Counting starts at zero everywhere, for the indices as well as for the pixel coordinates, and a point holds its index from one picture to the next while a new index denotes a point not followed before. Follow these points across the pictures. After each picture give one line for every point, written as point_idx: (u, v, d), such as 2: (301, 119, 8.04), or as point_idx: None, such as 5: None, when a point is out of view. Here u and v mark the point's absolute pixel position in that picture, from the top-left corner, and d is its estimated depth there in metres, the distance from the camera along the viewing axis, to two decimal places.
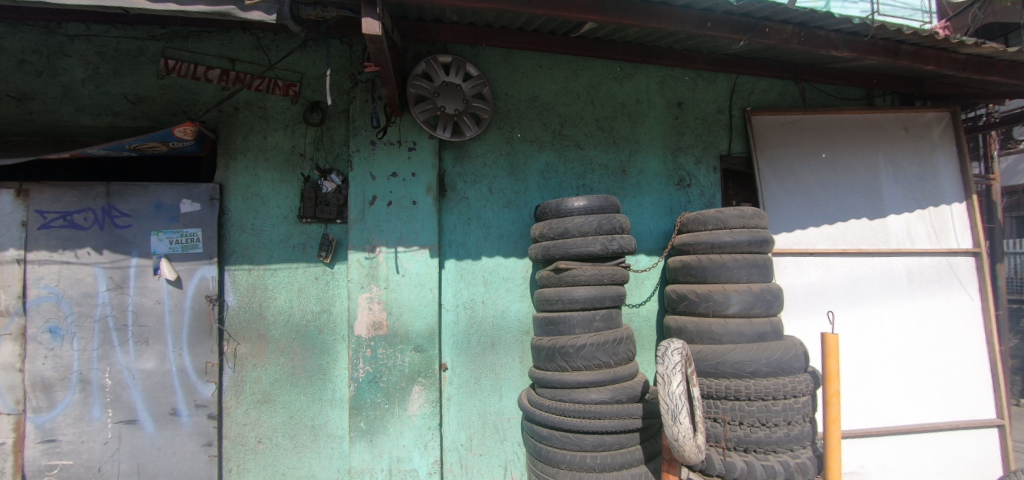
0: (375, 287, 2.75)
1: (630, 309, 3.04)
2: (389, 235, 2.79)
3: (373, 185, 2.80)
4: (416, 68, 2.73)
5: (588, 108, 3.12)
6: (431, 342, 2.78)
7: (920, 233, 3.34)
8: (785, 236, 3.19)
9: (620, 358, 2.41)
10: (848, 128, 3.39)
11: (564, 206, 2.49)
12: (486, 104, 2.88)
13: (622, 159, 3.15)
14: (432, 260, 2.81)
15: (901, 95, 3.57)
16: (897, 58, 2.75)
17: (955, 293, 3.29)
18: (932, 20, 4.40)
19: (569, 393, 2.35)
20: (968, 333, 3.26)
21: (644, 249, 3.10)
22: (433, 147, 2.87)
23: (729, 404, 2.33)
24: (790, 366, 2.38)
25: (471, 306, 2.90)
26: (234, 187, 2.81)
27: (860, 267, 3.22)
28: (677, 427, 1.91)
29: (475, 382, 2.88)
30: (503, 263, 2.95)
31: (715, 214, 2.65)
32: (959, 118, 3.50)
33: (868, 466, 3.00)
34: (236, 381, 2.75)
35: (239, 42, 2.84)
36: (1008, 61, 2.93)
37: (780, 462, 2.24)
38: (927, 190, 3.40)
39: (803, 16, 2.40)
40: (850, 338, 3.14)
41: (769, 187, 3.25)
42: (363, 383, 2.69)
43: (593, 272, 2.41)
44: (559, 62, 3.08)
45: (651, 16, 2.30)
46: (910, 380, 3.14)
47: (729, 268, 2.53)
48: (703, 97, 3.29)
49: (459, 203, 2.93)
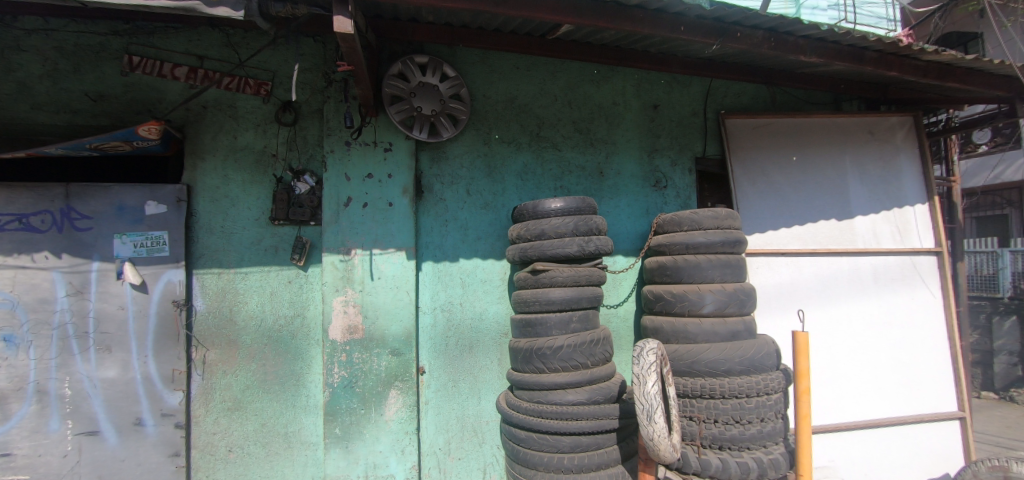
0: (350, 290, 2.70)
1: (608, 310, 3.05)
2: (364, 237, 2.74)
3: (348, 186, 2.74)
4: (391, 67, 2.70)
5: (565, 110, 3.13)
6: (408, 346, 2.73)
7: (884, 233, 3.45)
8: (757, 236, 3.26)
9: (597, 359, 2.41)
10: (818, 131, 3.49)
11: (541, 208, 2.49)
12: (463, 105, 2.86)
13: (599, 160, 3.17)
14: (408, 262, 2.77)
15: (867, 99, 3.70)
16: (862, 64, 2.84)
17: (918, 291, 3.41)
18: (897, 28, 4.57)
19: (547, 394, 2.34)
20: (931, 329, 3.39)
21: (621, 250, 3.12)
22: (409, 148, 2.83)
23: (704, 402, 2.36)
24: (762, 364, 2.43)
25: (449, 308, 2.87)
26: (202, 188, 2.72)
27: (829, 266, 3.31)
28: (652, 427, 1.91)
29: (453, 385, 2.85)
30: (481, 264, 2.94)
31: (690, 216, 2.69)
32: (921, 122, 3.63)
33: (837, 460, 3.08)
34: (205, 389, 2.66)
35: (207, 39, 2.76)
36: (966, 68, 3.05)
37: (753, 459, 2.26)
38: (891, 192, 3.52)
39: (773, 22, 2.46)
40: (820, 336, 3.23)
41: (742, 188, 3.32)
42: (338, 389, 2.63)
43: (569, 273, 2.41)
44: (536, 63, 3.09)
45: (626, 18, 2.32)
46: (876, 375, 3.25)
47: (703, 268, 2.57)
48: (678, 100, 3.34)
49: (436, 205, 2.90)
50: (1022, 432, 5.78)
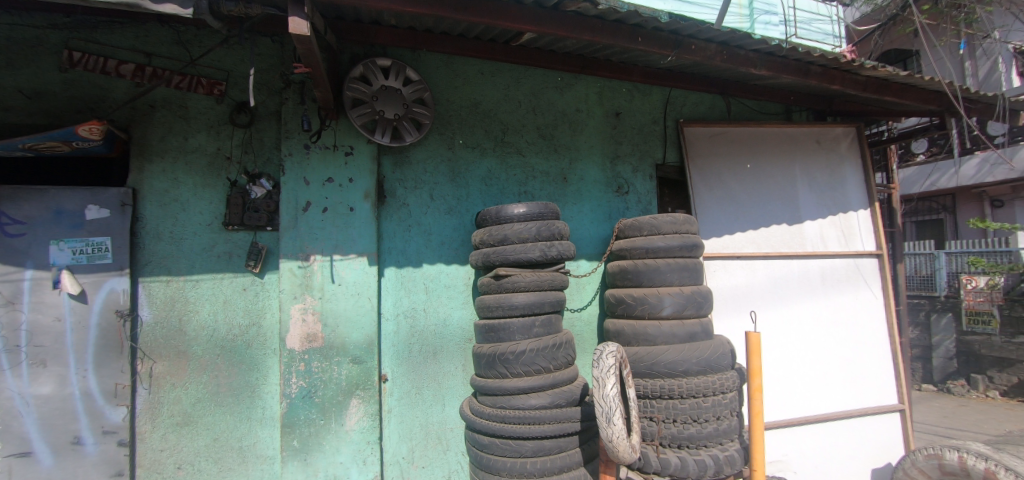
0: (309, 297, 2.62)
1: (572, 314, 3.09)
2: (324, 242, 2.67)
3: (307, 190, 2.67)
4: (352, 70, 2.64)
5: (529, 116, 3.16)
6: (370, 353, 2.68)
7: (830, 237, 3.66)
8: (714, 241, 3.39)
9: (560, 363, 2.43)
10: (770, 140, 3.65)
11: (504, 213, 2.50)
12: (426, 109, 2.84)
13: (563, 166, 3.21)
14: (370, 268, 2.72)
15: (815, 111, 3.91)
16: (808, 78, 3.00)
17: (861, 291, 3.62)
18: (842, 44, 4.87)
19: (510, 399, 2.35)
20: (874, 327, 3.60)
21: (584, 254, 3.16)
22: (371, 152, 2.79)
23: (663, 402, 2.42)
24: (717, 364, 2.51)
25: (412, 314, 2.84)
26: (150, 191, 2.58)
27: (781, 268, 3.47)
28: (611, 428, 1.93)
29: (416, 392, 2.81)
30: (445, 270, 2.92)
31: (650, 221, 2.76)
32: (863, 133, 3.87)
33: (790, 454, 3.21)
34: (152, 403, 2.51)
35: (156, 36, 2.64)
36: (901, 83, 3.28)
37: (711, 456, 2.33)
38: (837, 198, 3.74)
39: (725, 35, 2.57)
40: (773, 335, 3.37)
41: (700, 195, 3.43)
42: (295, 400, 2.54)
43: (532, 278, 2.43)
44: (500, 69, 3.10)
45: (585, 28, 2.36)
46: (825, 371, 3.42)
47: (662, 272, 2.65)
48: (639, 108, 3.44)
49: (399, 210, 2.87)
50: (956, 421, 6.21)
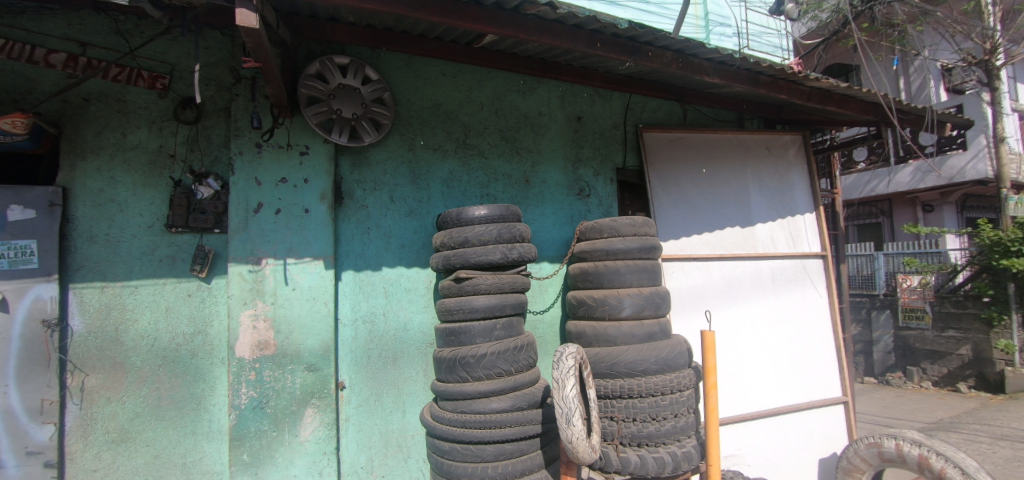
0: (260, 303, 2.50)
1: (535, 316, 3.09)
2: (276, 245, 2.56)
3: (258, 191, 2.55)
4: (308, 67, 2.55)
5: (492, 119, 3.16)
6: (326, 360, 2.58)
7: (779, 239, 3.84)
8: (672, 242, 3.48)
9: (521, 365, 2.43)
10: (724, 146, 3.80)
11: (465, 215, 2.47)
12: (386, 109, 2.78)
13: (525, 169, 3.22)
14: (326, 272, 2.63)
15: (765, 119, 4.10)
16: (757, 87, 3.14)
17: (808, 290, 3.82)
18: (789, 57, 5.15)
19: (471, 403, 2.32)
20: (819, 323, 3.80)
21: (546, 257, 3.18)
22: (327, 152, 2.70)
23: (623, 402, 2.45)
24: (675, 362, 2.56)
25: (371, 319, 2.76)
26: (82, 191, 2.39)
27: (734, 269, 3.61)
28: (570, 429, 1.94)
29: (375, 399, 2.74)
30: (405, 273, 2.87)
31: (610, 223, 2.81)
32: (808, 141, 4.10)
33: (744, 448, 3.34)
34: (84, 420, 2.32)
35: (91, 24, 2.46)
36: (841, 95, 3.49)
37: (669, 453, 2.38)
38: (785, 202, 3.93)
39: (680, 44, 2.65)
40: (727, 333, 3.49)
41: (659, 198, 3.52)
42: (245, 411, 2.41)
43: (493, 280, 2.42)
44: (463, 71, 3.09)
45: (545, 31, 2.38)
46: (776, 367, 3.58)
47: (622, 274, 2.69)
48: (600, 112, 3.50)
49: (357, 212, 2.79)
50: (894, 410, 6.67)
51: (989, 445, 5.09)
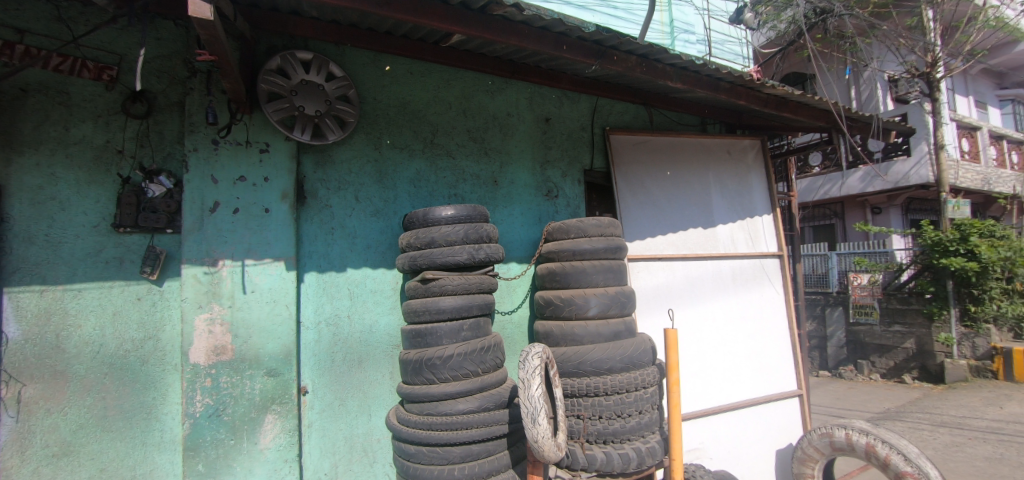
0: (217, 306, 2.39)
1: (503, 317, 3.10)
2: (234, 246, 2.46)
3: (214, 190, 2.45)
4: (269, 62, 2.47)
5: (460, 119, 3.14)
6: (287, 365, 2.50)
7: (739, 239, 4.00)
8: (638, 243, 3.56)
9: (488, 366, 2.42)
10: (687, 149, 3.92)
11: (431, 215, 2.46)
12: (351, 107, 2.71)
13: (493, 169, 3.23)
14: (288, 274, 2.55)
15: (727, 124, 4.26)
16: (718, 93, 3.25)
17: (766, 288, 3.99)
18: (749, 65, 5.37)
19: (437, 405, 2.30)
20: (776, 320, 3.98)
21: (514, 257, 3.20)
22: (289, 150, 2.62)
23: (590, 400, 2.49)
24: (640, 360, 2.62)
25: (335, 322, 2.69)
26: (19, 188, 2.21)
27: (697, 269, 3.73)
28: (536, 428, 1.95)
29: (339, 403, 2.67)
30: (370, 274, 2.82)
31: (577, 224, 2.85)
32: (766, 146, 4.28)
33: (706, 442, 3.44)
34: (21, 434, 2.15)
35: (30, 9, 2.29)
36: (796, 102, 3.65)
37: (633, 448, 2.44)
38: (745, 204, 4.09)
39: (644, 49, 2.71)
40: (690, 331, 3.60)
41: (625, 199, 3.60)
42: (200, 420, 2.30)
43: (460, 281, 2.40)
44: (431, 70, 3.06)
45: (512, 33, 2.39)
46: (736, 363, 3.72)
47: (588, 274, 2.73)
48: (568, 114, 3.55)
49: (321, 211, 2.72)
50: (847, 402, 7.03)
51: (930, 432, 5.46)
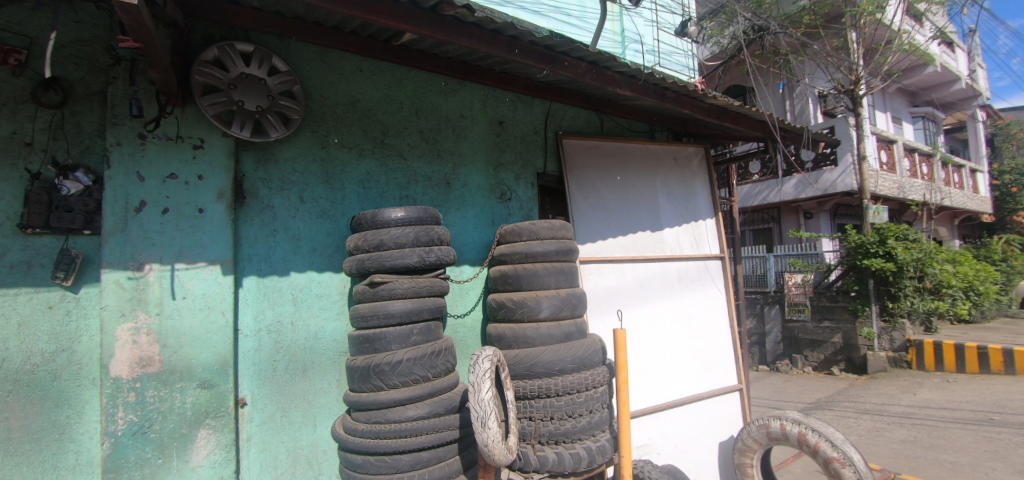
0: (142, 314, 2.21)
1: (455, 320, 3.07)
2: (163, 249, 2.28)
3: (141, 188, 2.26)
4: (204, 52, 2.30)
5: (412, 119, 3.09)
6: (223, 375, 2.35)
7: (684, 242, 4.19)
8: (589, 246, 3.64)
9: (438, 370, 2.39)
10: (636, 155, 4.06)
11: (380, 217, 2.39)
12: (296, 103, 2.59)
13: (446, 171, 3.20)
14: (224, 278, 2.40)
15: (673, 131, 4.45)
16: (664, 101, 3.39)
17: (709, 289, 4.20)
18: (694, 76, 5.68)
19: (386, 413, 2.23)
20: (718, 319, 4.20)
21: (466, 260, 3.18)
22: (226, 146, 2.47)
23: (541, 402, 2.51)
24: (590, 360, 2.67)
25: (277, 329, 2.56)
26: None
27: (645, 270, 3.86)
28: (486, 432, 1.94)
29: (281, 415, 2.54)
30: (316, 278, 2.71)
31: (528, 227, 2.87)
32: (709, 153, 4.51)
33: (654, 438, 3.56)
34: None
35: None
36: (735, 113, 3.87)
37: (584, 447, 2.48)
38: (690, 208, 4.29)
39: (594, 56, 2.78)
40: (639, 331, 3.72)
41: (577, 203, 3.67)
42: (122, 438, 2.11)
43: (409, 285, 2.35)
44: (382, 68, 2.99)
45: (464, 34, 2.38)
46: (681, 361, 3.88)
47: (540, 276, 2.76)
48: (522, 118, 3.59)
49: (262, 212, 2.57)
50: (783, 394, 7.52)
51: (855, 419, 5.94)
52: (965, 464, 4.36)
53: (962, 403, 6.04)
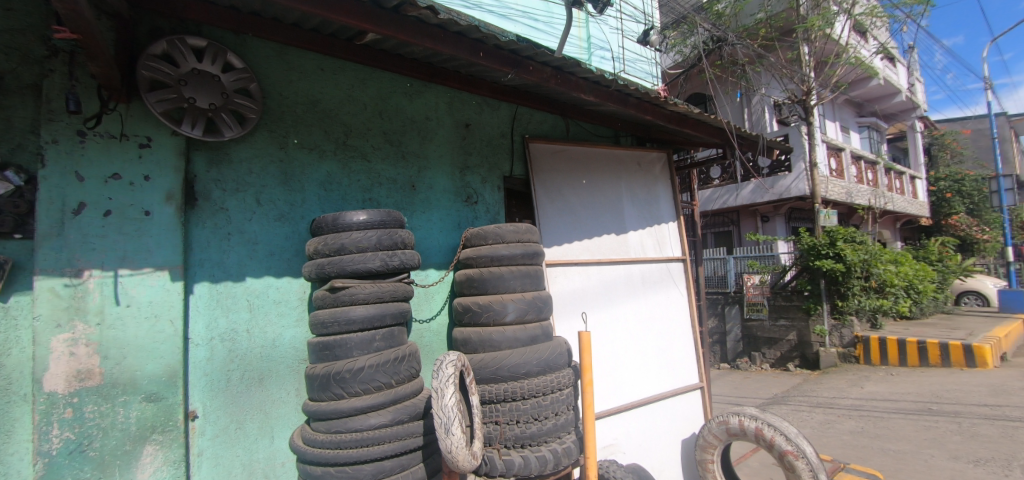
0: (80, 324, 2.06)
1: (420, 325, 3.03)
2: (104, 254, 2.14)
3: (79, 189, 2.11)
4: (152, 45, 2.18)
5: (375, 120, 3.03)
6: (171, 387, 2.23)
7: (648, 245, 4.30)
8: (556, 249, 3.68)
9: (402, 377, 2.34)
10: (601, 159, 4.14)
11: (341, 220, 2.33)
12: (252, 102, 2.49)
13: (411, 174, 3.15)
14: (173, 285, 2.28)
15: (637, 136, 4.56)
16: (627, 107, 3.47)
17: (671, 290, 4.33)
18: (657, 83, 5.85)
19: (346, 422, 2.17)
20: (680, 319, 4.33)
21: (432, 264, 3.15)
22: (176, 145, 2.35)
23: (507, 405, 2.50)
24: (555, 363, 2.68)
25: (231, 337, 2.45)
26: None
27: (610, 273, 3.94)
28: (450, 439, 1.92)
29: (235, 427, 2.42)
30: (274, 283, 2.61)
31: (494, 230, 2.88)
32: (671, 159, 4.65)
33: (619, 438, 3.62)
34: None
35: None
36: (695, 120, 4.01)
37: (550, 450, 2.50)
38: (653, 212, 4.41)
39: (558, 61, 2.82)
40: (604, 332, 3.78)
41: (544, 206, 3.70)
42: (57, 458, 1.96)
43: (372, 290, 2.31)
44: (344, 68, 2.93)
45: (427, 35, 2.35)
46: (645, 360, 3.98)
47: (506, 279, 2.76)
48: (488, 121, 3.60)
49: (214, 215, 2.46)
50: (743, 390, 7.82)
51: (808, 412, 6.25)
52: (906, 452, 4.65)
53: (904, 395, 6.46)
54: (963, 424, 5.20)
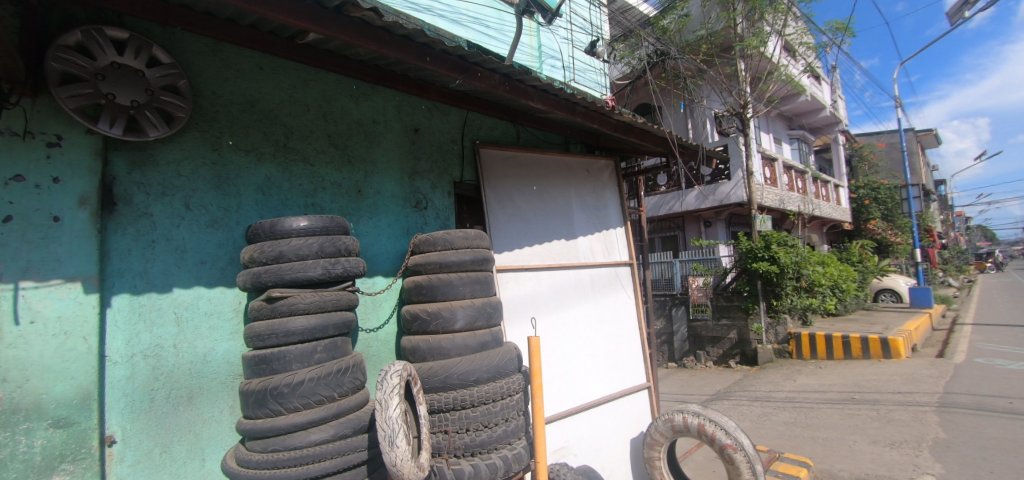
0: None
1: (367, 334, 2.94)
2: (4, 265, 1.92)
3: None
4: (64, 35, 1.99)
5: (319, 122, 2.93)
6: (84, 411, 2.02)
7: (597, 249, 4.43)
8: (506, 254, 3.71)
9: (345, 389, 2.26)
10: (551, 166, 4.22)
11: (280, 227, 2.23)
12: (181, 100, 2.33)
13: (357, 178, 3.07)
14: (87, 297, 2.07)
15: (586, 144, 4.69)
16: (574, 115, 3.57)
17: (620, 293, 4.48)
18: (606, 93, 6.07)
19: (284, 439, 2.06)
20: (628, 321, 4.49)
21: (379, 271, 3.07)
22: (92, 145, 2.15)
23: (456, 414, 2.47)
24: (505, 369, 2.68)
25: (155, 353, 2.26)
26: None
27: (561, 277, 4.02)
28: (394, 452, 1.87)
29: (160, 452, 2.23)
30: (205, 294, 2.45)
31: (443, 236, 2.85)
32: (618, 166, 4.82)
33: (570, 440, 3.69)
34: None
35: None
36: (640, 129, 4.17)
37: (500, 456, 2.50)
38: (601, 218, 4.54)
39: (507, 68, 2.86)
40: (555, 336, 3.84)
41: (494, 212, 3.72)
42: None
43: (313, 299, 2.21)
44: (285, 68, 2.82)
45: (371, 38, 2.30)
46: (595, 363, 4.08)
47: (455, 286, 2.75)
48: (437, 126, 3.58)
49: (137, 221, 2.27)
50: (689, 388, 8.19)
51: (747, 406, 6.65)
52: (833, 439, 5.05)
53: (830, 386, 7.02)
54: (880, 410, 5.73)
